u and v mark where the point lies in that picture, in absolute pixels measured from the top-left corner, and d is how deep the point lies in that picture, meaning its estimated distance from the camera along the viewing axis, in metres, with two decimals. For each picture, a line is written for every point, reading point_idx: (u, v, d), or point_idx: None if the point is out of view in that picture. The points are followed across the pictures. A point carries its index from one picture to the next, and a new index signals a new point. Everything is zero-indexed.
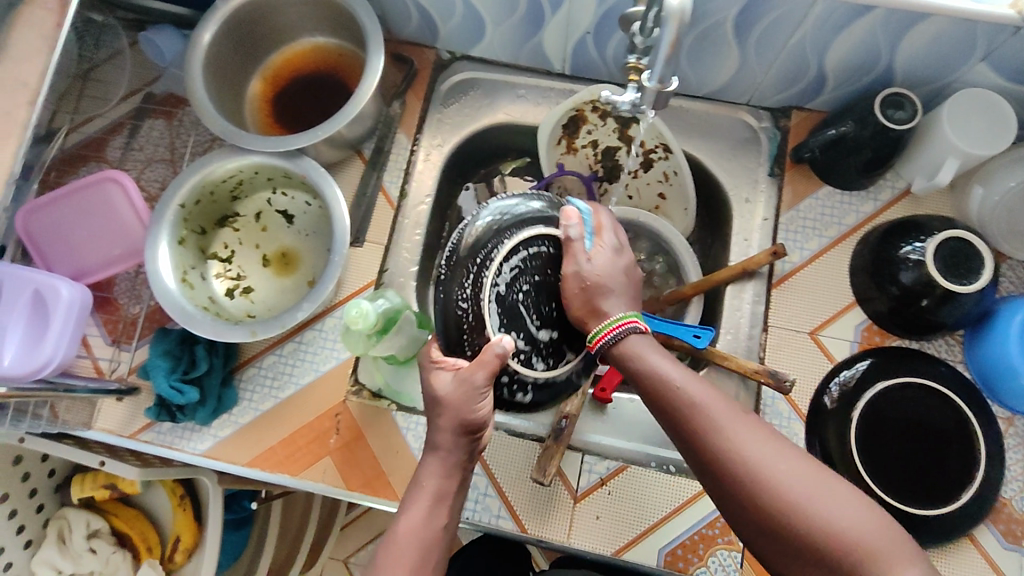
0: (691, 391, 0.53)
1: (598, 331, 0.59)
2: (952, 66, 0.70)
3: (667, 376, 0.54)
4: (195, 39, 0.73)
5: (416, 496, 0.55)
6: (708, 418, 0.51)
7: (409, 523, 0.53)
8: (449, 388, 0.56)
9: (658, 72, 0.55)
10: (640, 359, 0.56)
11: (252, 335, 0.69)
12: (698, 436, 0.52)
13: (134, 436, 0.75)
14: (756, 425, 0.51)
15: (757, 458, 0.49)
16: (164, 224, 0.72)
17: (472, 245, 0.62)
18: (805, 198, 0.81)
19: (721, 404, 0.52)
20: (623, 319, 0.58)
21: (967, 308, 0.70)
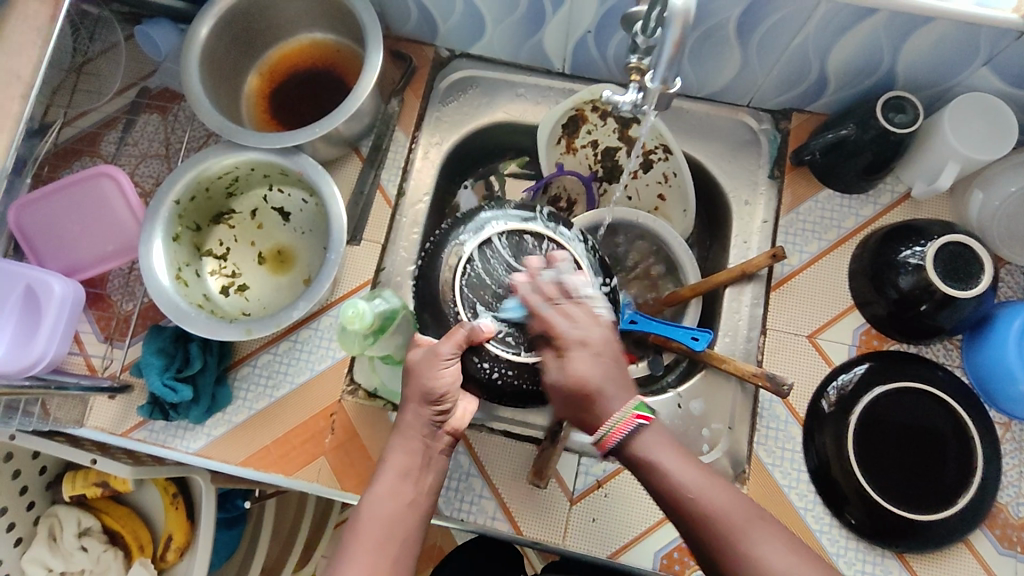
0: (708, 499, 0.49)
1: (606, 432, 0.50)
2: (953, 70, 0.70)
3: (680, 481, 0.50)
4: (191, 33, 0.72)
5: (385, 468, 0.53)
6: (732, 535, 0.48)
7: (377, 496, 0.52)
8: (419, 355, 0.56)
9: (660, 73, 0.55)
10: (650, 462, 0.50)
11: (247, 334, 0.68)
12: (716, 546, 0.48)
13: (126, 434, 0.74)
14: (778, 534, 0.48)
15: (784, 573, 0.47)
16: (158, 221, 0.71)
17: (458, 246, 0.61)
18: (804, 201, 0.80)
19: (742, 512, 0.49)
20: (631, 413, 0.50)
21: (965, 313, 0.70)
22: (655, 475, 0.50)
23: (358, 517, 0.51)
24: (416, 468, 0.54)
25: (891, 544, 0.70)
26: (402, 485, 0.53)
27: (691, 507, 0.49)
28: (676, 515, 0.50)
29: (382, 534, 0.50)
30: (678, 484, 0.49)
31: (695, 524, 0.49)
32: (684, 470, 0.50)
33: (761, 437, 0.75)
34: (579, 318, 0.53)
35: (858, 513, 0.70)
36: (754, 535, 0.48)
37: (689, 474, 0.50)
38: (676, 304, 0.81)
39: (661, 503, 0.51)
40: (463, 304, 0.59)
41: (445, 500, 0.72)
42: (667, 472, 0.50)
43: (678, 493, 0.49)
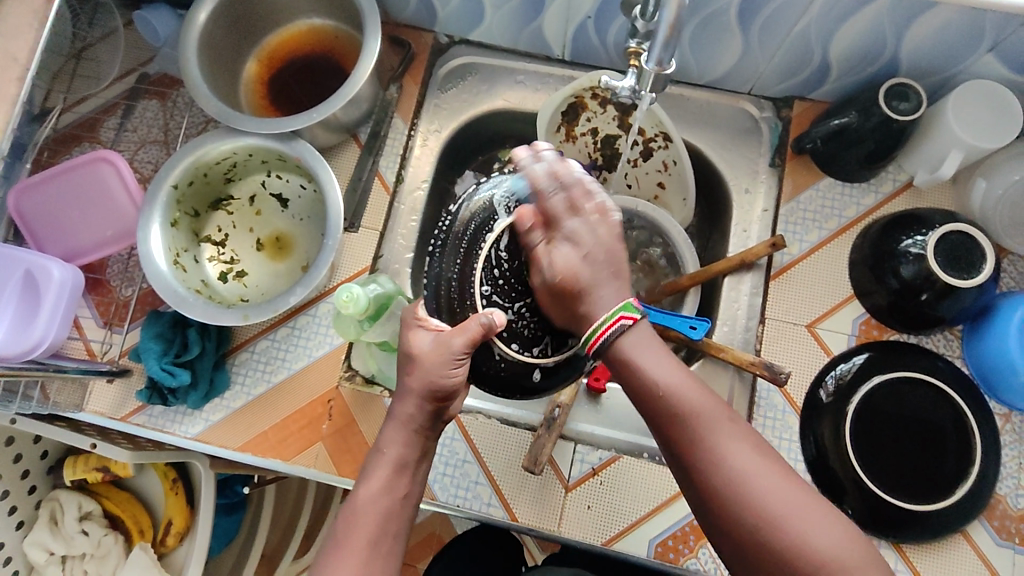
0: (682, 394, 0.50)
1: (595, 332, 0.53)
2: (957, 57, 0.69)
3: (658, 378, 0.51)
4: (189, 18, 0.72)
5: (377, 464, 0.53)
6: (699, 427, 0.49)
7: (367, 496, 0.51)
8: (427, 347, 0.54)
9: (655, 56, 0.55)
10: (630, 360, 0.52)
11: (244, 319, 0.68)
12: (683, 439, 0.49)
13: (125, 418, 0.75)
14: (744, 435, 0.49)
15: (739, 463, 0.48)
16: (156, 205, 0.71)
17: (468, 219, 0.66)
18: (805, 189, 0.80)
19: (713, 410, 0.50)
20: (618, 314, 0.52)
21: (966, 303, 0.69)
22: (630, 370, 0.52)
23: (347, 521, 0.50)
24: (414, 460, 0.54)
25: (889, 535, 0.69)
26: (397, 482, 0.53)
27: (665, 399, 0.50)
28: (649, 408, 0.51)
29: (374, 532, 0.50)
30: (658, 377, 0.51)
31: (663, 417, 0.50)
32: (657, 365, 0.51)
33: (758, 426, 0.75)
34: (579, 209, 0.57)
35: (856, 504, 0.70)
36: (721, 432, 0.49)
37: (665, 364, 0.51)
38: (675, 294, 0.81)
39: (634, 396, 0.52)
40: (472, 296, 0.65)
41: (440, 487, 0.72)
42: (647, 366, 0.51)
43: (652, 387, 0.50)
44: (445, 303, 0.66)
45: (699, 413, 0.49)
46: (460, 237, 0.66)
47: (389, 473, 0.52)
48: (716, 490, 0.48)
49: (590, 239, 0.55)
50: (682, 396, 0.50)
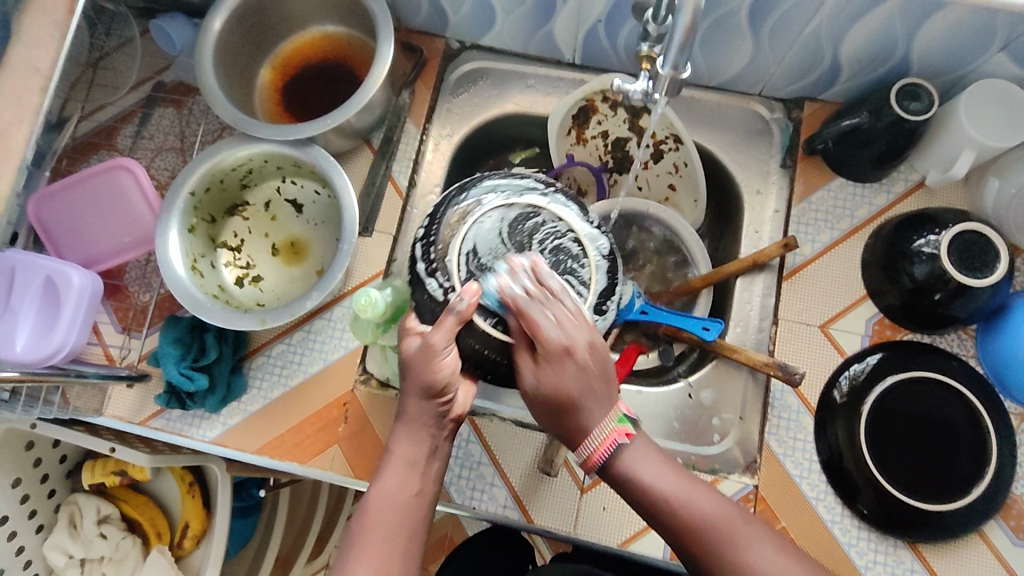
0: (693, 508, 0.49)
1: (589, 452, 0.50)
2: (969, 56, 0.69)
3: (663, 489, 0.49)
4: (205, 27, 0.73)
5: (389, 464, 0.53)
6: (718, 541, 0.47)
7: (380, 493, 0.52)
8: (415, 350, 0.55)
9: (671, 59, 0.55)
10: (633, 479, 0.50)
11: (262, 323, 0.69)
12: (709, 560, 0.47)
13: (144, 422, 0.76)
14: (767, 537, 0.48)
15: (771, 570, 0.46)
16: (174, 212, 0.72)
17: (456, 218, 0.59)
18: (817, 189, 0.80)
19: (729, 517, 0.48)
20: (611, 428, 0.50)
21: (980, 303, 0.69)
22: (635, 486, 0.50)
23: (361, 519, 0.51)
24: (427, 461, 0.54)
25: (903, 535, 0.69)
26: (409, 480, 0.53)
27: (676, 512, 0.48)
28: (665, 528, 0.49)
29: (394, 522, 0.50)
30: (662, 492, 0.49)
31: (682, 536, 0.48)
32: (661, 482, 0.49)
33: (773, 426, 0.75)
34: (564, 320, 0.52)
35: (870, 504, 0.70)
36: (743, 536, 0.47)
37: (664, 475, 0.50)
38: (686, 295, 0.82)
39: (648, 515, 0.50)
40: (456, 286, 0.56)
41: (456, 488, 0.73)
42: (653, 484, 0.49)
43: (659, 504, 0.49)
44: (425, 303, 0.57)
45: (716, 524, 0.48)
46: (436, 235, 0.59)
47: (402, 472, 0.53)
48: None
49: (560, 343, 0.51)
50: (687, 512, 0.48)
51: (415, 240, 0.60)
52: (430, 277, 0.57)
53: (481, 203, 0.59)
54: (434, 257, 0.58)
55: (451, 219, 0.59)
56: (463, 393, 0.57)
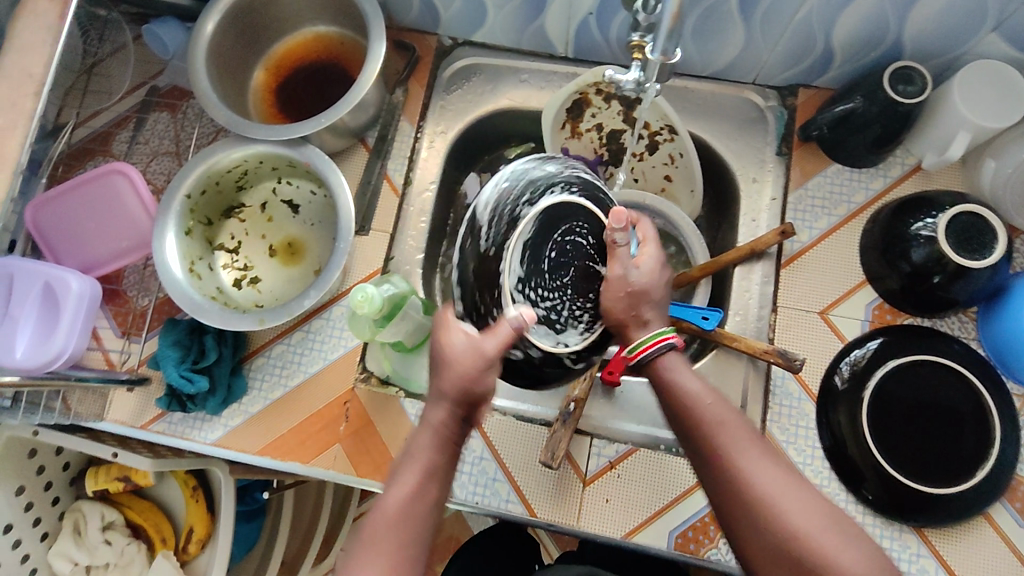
0: (706, 408, 0.51)
1: (638, 347, 0.54)
2: (962, 38, 0.69)
3: (684, 389, 0.53)
4: (197, 30, 0.73)
5: (408, 467, 0.51)
6: (723, 439, 0.50)
7: (396, 499, 0.50)
8: (460, 349, 0.52)
9: (660, 45, 0.56)
10: (661, 375, 0.54)
11: (261, 323, 0.69)
12: (704, 452, 0.51)
13: (146, 426, 0.76)
14: (770, 451, 0.50)
15: (757, 475, 0.49)
16: (171, 215, 0.72)
17: (489, 214, 0.58)
18: (813, 176, 0.80)
19: (737, 423, 0.51)
20: (660, 334, 0.54)
21: (980, 284, 0.69)
22: (663, 384, 0.54)
23: (373, 522, 0.49)
24: (443, 468, 0.52)
25: (909, 519, 0.69)
26: (427, 487, 0.50)
27: (690, 414, 0.52)
28: (676, 416, 0.53)
29: (398, 534, 0.49)
30: (682, 389, 0.53)
31: (686, 430, 0.52)
32: (683, 384, 0.53)
33: (775, 414, 0.75)
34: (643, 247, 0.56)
35: (875, 489, 0.70)
36: (748, 447, 0.50)
37: (689, 379, 0.53)
38: (686, 285, 0.81)
39: (669, 413, 0.53)
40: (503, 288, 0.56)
41: (459, 485, 0.73)
42: (677, 382, 0.53)
43: (679, 396, 0.53)
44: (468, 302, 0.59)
45: (723, 427, 0.51)
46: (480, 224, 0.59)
47: (420, 478, 0.51)
48: (744, 504, 0.48)
49: (653, 262, 0.55)
50: (701, 408, 0.51)
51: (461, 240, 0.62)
52: (474, 281, 0.58)
53: (523, 199, 0.58)
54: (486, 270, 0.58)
55: (489, 212, 0.59)
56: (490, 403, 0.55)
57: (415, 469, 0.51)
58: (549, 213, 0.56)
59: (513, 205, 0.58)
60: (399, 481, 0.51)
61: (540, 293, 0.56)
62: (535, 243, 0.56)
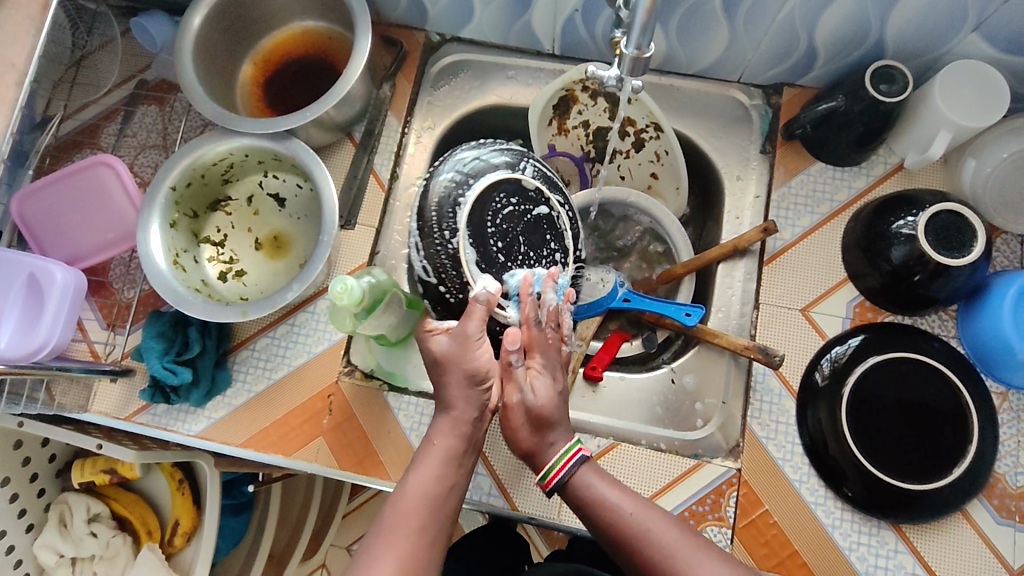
0: (633, 518, 0.53)
1: (547, 470, 0.57)
2: (943, 38, 0.69)
3: (609, 502, 0.55)
4: (184, 23, 0.73)
5: (427, 455, 0.56)
6: (653, 547, 0.52)
7: (419, 485, 0.53)
8: (448, 346, 0.59)
9: (634, 39, 0.56)
10: (583, 500, 0.56)
11: (244, 316, 0.69)
12: (641, 561, 0.52)
13: (129, 417, 0.76)
14: (702, 548, 0.52)
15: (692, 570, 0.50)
16: (155, 207, 0.72)
17: (437, 206, 0.65)
18: (797, 174, 0.80)
19: (664, 527, 0.53)
20: (573, 448, 0.58)
21: (958, 283, 0.69)
22: (586, 504, 0.55)
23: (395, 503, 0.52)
24: (459, 453, 0.57)
25: (887, 515, 0.70)
26: (443, 472, 0.55)
27: (619, 524, 0.53)
28: (605, 535, 0.54)
29: (423, 516, 0.52)
30: (606, 500, 0.55)
31: (615, 548, 0.54)
32: (603, 501, 0.55)
33: (756, 410, 0.75)
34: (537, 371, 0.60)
35: (855, 485, 0.70)
36: (683, 548, 0.51)
37: (612, 491, 0.55)
38: (668, 283, 0.83)
39: (598, 527, 0.55)
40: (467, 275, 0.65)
41: None
42: (603, 497, 0.55)
43: (605, 512, 0.54)
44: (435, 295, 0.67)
45: (652, 534, 0.52)
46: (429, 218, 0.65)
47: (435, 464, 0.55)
48: None
49: (545, 385, 0.59)
50: (629, 519, 0.53)
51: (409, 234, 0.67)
52: (435, 278, 0.66)
53: (468, 180, 0.66)
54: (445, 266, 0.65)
55: (433, 199, 0.66)
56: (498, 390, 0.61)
57: (434, 457, 0.56)
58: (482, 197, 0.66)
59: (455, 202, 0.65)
60: (420, 467, 0.55)
61: (508, 262, 0.66)
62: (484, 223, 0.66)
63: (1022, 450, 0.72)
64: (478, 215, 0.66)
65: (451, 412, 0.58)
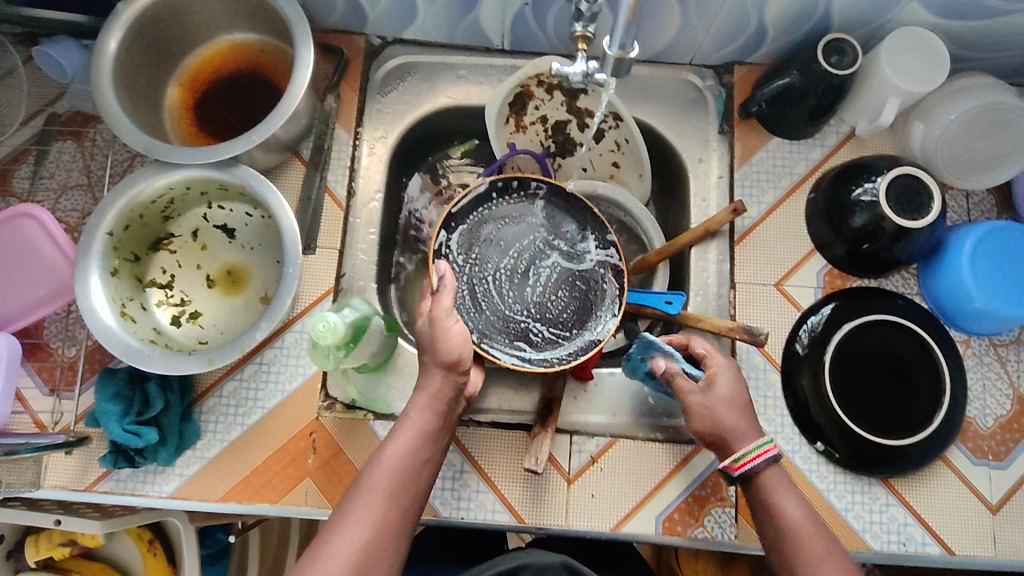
0: (815, 543, 0.54)
1: (742, 456, 0.56)
2: (886, 6, 0.71)
3: (790, 517, 0.55)
4: (98, 47, 0.66)
5: (405, 427, 0.58)
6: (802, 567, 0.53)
7: (395, 454, 0.56)
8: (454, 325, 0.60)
9: (617, 39, 0.55)
10: (770, 497, 0.56)
11: (210, 364, 0.64)
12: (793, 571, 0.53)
13: (90, 488, 0.69)
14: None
15: None
16: (92, 257, 0.65)
17: (531, 208, 0.76)
18: (756, 151, 0.81)
19: (834, 556, 0.53)
20: (762, 446, 0.56)
21: (920, 243, 0.72)
22: (776, 511, 0.55)
23: (371, 476, 0.55)
24: (434, 429, 0.59)
25: (876, 472, 0.73)
26: (421, 448, 0.57)
27: (787, 545, 0.54)
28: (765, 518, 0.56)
29: (395, 485, 0.55)
30: (786, 512, 0.55)
31: (782, 544, 0.54)
32: (819, 537, 0.54)
33: None
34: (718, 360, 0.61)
35: (842, 448, 0.73)
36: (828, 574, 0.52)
37: (798, 509, 0.55)
38: (644, 270, 0.82)
39: (766, 534, 0.56)
40: (473, 252, 0.75)
41: (441, 501, 0.70)
42: (783, 510, 0.55)
43: (777, 521, 0.55)
44: (454, 260, 0.74)
45: (812, 552, 0.53)
46: (498, 211, 0.76)
47: (413, 439, 0.57)
48: None
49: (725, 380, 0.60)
50: (791, 529, 0.54)
51: (482, 208, 0.75)
52: (463, 243, 0.74)
53: (541, 206, 0.76)
54: (470, 248, 0.75)
55: (545, 207, 0.76)
56: (475, 377, 0.67)
57: (411, 429, 0.58)
58: (533, 211, 0.76)
59: (524, 212, 0.76)
60: (395, 437, 0.57)
61: (505, 273, 0.75)
62: (515, 229, 0.76)
63: (988, 393, 0.76)
64: (518, 220, 0.76)
65: (427, 389, 0.60)
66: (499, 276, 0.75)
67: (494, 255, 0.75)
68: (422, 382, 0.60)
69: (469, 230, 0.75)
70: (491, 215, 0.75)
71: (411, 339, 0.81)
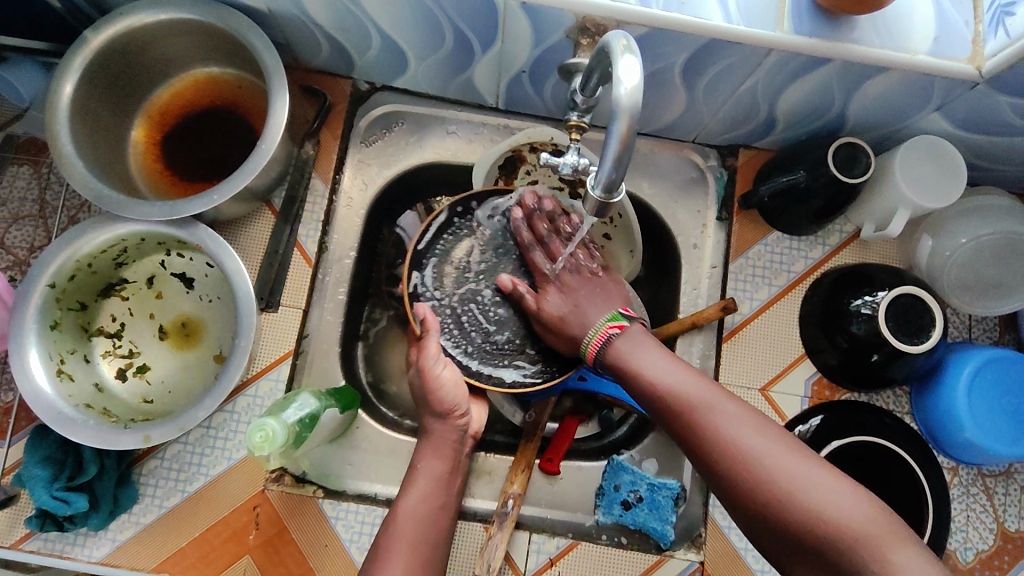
0: (677, 382, 0.53)
1: (586, 343, 0.60)
2: (906, 113, 0.66)
3: (649, 373, 0.55)
4: (52, 88, 0.61)
5: (418, 475, 0.59)
6: (685, 405, 0.52)
7: (411, 503, 0.57)
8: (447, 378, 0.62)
9: (603, 178, 0.44)
10: (626, 358, 0.57)
11: (146, 441, 0.60)
12: (677, 417, 0.52)
13: (15, 546, 0.65)
14: (741, 409, 0.50)
15: (737, 435, 0.49)
16: (30, 310, 0.61)
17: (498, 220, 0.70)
18: (753, 244, 0.77)
19: (705, 388, 0.52)
20: (605, 325, 0.60)
21: (915, 366, 0.68)
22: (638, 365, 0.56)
23: (390, 529, 0.55)
24: (447, 473, 0.61)
25: None
26: (435, 495, 0.59)
27: (661, 389, 0.54)
28: (637, 394, 0.56)
29: (417, 532, 0.56)
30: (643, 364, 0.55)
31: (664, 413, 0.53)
32: (682, 375, 0.54)
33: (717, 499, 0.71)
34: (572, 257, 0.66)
35: None
36: (715, 401, 0.51)
37: (660, 362, 0.55)
38: None
39: (647, 405, 0.55)
40: (446, 272, 0.69)
41: None
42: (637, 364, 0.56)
43: (638, 376, 0.55)
44: (427, 290, 0.68)
45: (689, 396, 0.52)
46: (466, 226, 0.70)
47: (427, 486, 0.59)
48: (715, 463, 0.49)
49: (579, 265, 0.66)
50: (668, 386, 0.53)
51: (447, 229, 0.69)
52: (432, 274, 0.68)
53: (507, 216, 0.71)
54: (443, 274, 0.68)
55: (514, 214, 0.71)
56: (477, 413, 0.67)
57: (426, 479, 0.59)
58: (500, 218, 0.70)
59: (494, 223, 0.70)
60: (412, 487, 0.59)
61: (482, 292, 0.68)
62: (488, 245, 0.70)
63: (971, 525, 0.73)
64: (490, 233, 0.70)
65: (431, 436, 0.62)
66: (478, 296, 0.68)
67: (471, 271, 0.69)
68: (429, 431, 0.63)
69: (439, 259, 0.69)
70: (462, 239, 0.69)
71: (374, 407, 0.77)
